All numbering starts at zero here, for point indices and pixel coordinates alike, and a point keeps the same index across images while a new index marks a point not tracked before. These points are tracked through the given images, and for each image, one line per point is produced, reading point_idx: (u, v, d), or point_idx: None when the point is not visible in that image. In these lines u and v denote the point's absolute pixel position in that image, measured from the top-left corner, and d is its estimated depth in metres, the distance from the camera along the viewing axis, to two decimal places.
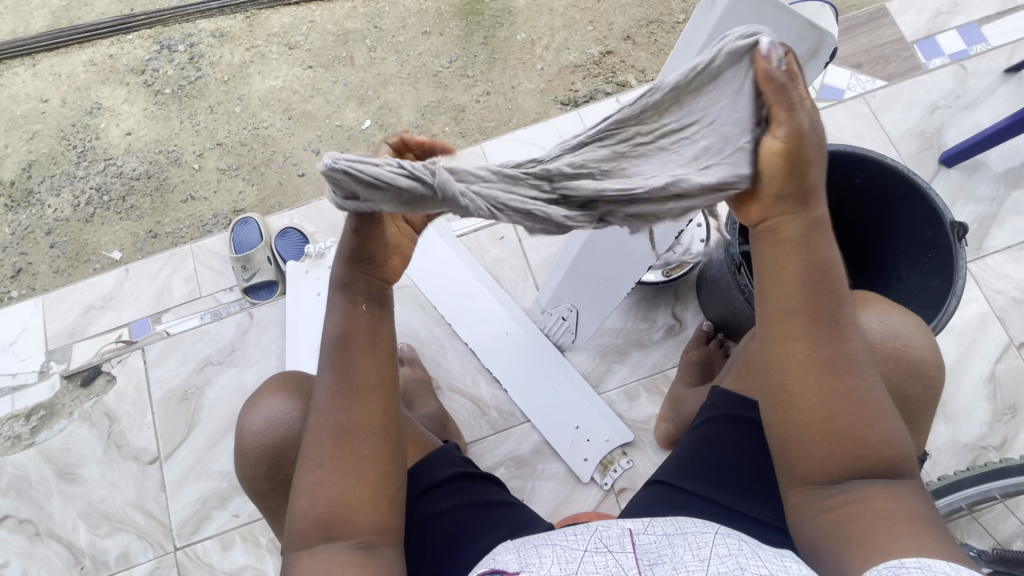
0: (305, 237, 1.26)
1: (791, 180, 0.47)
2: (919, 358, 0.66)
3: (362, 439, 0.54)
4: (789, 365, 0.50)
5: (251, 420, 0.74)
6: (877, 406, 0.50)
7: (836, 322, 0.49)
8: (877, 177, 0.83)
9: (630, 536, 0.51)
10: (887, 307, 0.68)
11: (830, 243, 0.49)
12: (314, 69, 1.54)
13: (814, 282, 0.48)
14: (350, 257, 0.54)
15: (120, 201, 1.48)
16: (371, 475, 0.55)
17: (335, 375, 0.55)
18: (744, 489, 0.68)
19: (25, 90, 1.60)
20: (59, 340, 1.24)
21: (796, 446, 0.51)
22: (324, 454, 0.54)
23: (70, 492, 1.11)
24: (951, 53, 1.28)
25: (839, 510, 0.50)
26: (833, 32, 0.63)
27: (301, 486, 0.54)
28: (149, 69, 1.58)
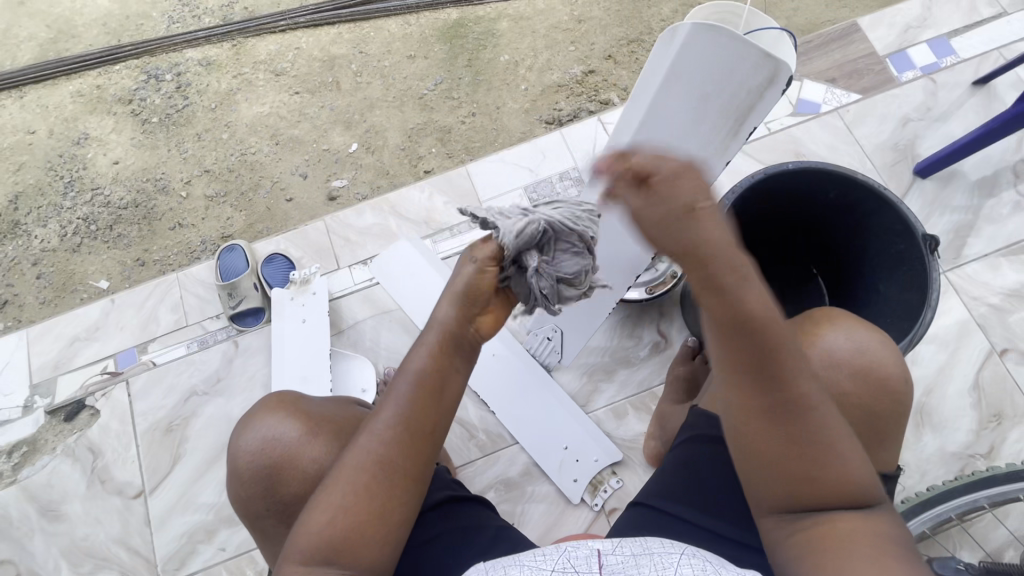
0: (291, 263, 1.27)
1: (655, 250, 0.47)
2: (884, 372, 0.67)
3: (400, 476, 0.55)
4: (735, 407, 0.51)
5: (245, 439, 0.71)
6: (828, 442, 0.49)
7: (770, 369, 0.48)
8: (850, 193, 0.84)
9: (598, 556, 0.49)
10: (853, 324, 0.70)
11: (745, 292, 0.45)
12: (301, 94, 1.56)
13: (732, 336, 0.46)
14: (460, 298, 0.55)
15: (107, 230, 1.48)
16: (393, 512, 0.55)
17: (398, 409, 0.55)
18: (729, 511, 0.67)
19: (13, 122, 1.61)
20: (44, 373, 1.22)
21: (758, 477, 0.53)
22: (361, 478, 0.54)
23: (54, 529, 1.10)
24: (922, 66, 1.31)
25: (806, 531, 0.51)
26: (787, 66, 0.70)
27: (325, 503, 0.54)
28: (136, 98, 1.60)
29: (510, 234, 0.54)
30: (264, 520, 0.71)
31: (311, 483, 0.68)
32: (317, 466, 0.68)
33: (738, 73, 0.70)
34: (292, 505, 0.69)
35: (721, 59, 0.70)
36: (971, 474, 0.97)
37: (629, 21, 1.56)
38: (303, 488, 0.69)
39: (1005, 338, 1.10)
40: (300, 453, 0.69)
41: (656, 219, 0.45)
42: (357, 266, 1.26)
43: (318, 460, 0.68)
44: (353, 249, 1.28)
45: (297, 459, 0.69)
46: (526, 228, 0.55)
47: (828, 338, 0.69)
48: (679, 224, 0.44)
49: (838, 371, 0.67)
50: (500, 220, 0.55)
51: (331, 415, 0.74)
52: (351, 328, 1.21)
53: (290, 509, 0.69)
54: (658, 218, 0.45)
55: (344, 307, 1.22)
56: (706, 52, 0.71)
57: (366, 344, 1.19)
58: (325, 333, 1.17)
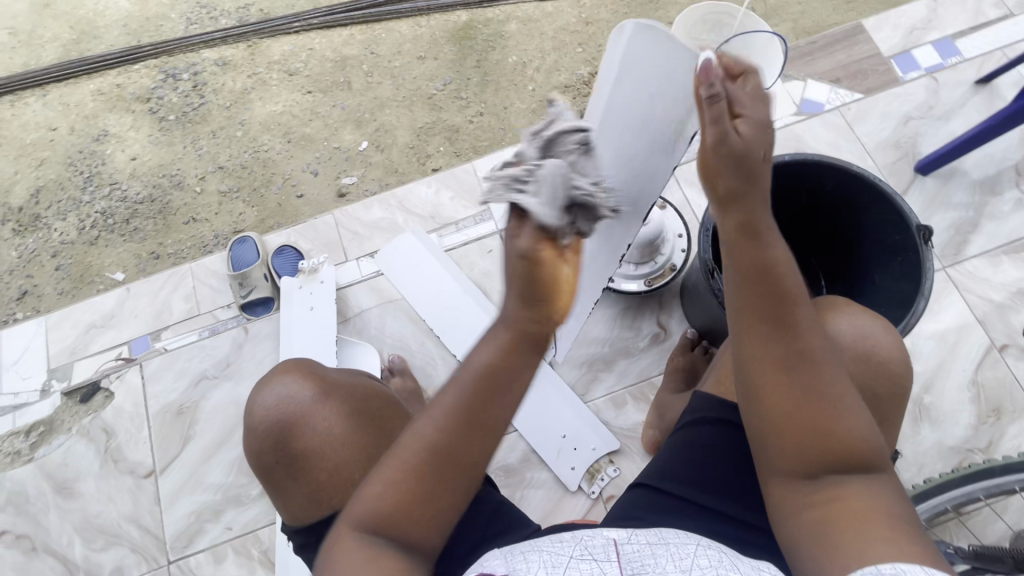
0: (301, 254, 1.30)
1: (715, 181, 0.54)
2: (885, 357, 0.66)
3: (453, 469, 0.51)
4: (754, 361, 0.54)
5: (261, 398, 0.73)
6: (841, 398, 0.52)
7: (792, 320, 0.53)
8: (846, 183, 0.86)
9: (615, 545, 0.52)
10: (858, 310, 0.69)
11: (771, 244, 0.54)
12: (313, 94, 1.60)
13: (757, 281, 0.53)
14: (524, 292, 0.48)
15: (124, 224, 1.53)
16: (442, 501, 0.52)
17: (460, 396, 0.51)
18: (729, 492, 0.69)
19: (36, 119, 1.66)
20: (61, 359, 1.27)
21: (771, 442, 0.54)
22: (413, 462, 0.51)
23: (67, 506, 1.13)
24: (926, 67, 1.32)
25: (820, 509, 0.52)
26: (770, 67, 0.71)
27: (381, 476, 0.52)
28: (154, 97, 1.65)
29: (550, 198, 0.48)
30: (269, 480, 0.71)
31: (323, 442, 0.71)
32: (330, 426, 0.71)
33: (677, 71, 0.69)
34: (299, 464, 0.70)
35: (658, 57, 0.70)
36: (968, 467, 0.98)
37: (635, 24, 1.58)
38: (315, 446, 0.70)
39: (1005, 335, 1.10)
40: (310, 415, 0.72)
41: (734, 152, 0.53)
42: (365, 258, 1.29)
43: (331, 421, 0.72)
44: (361, 241, 1.31)
45: (312, 419, 0.72)
46: (556, 182, 0.50)
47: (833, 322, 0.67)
48: (749, 159, 0.53)
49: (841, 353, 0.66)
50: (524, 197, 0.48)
51: (346, 383, 0.77)
52: (356, 317, 1.24)
53: (296, 469, 0.70)
54: (739, 146, 0.53)
55: (350, 297, 1.25)
56: (648, 46, 0.70)
57: (371, 333, 1.23)
58: (331, 321, 1.20)
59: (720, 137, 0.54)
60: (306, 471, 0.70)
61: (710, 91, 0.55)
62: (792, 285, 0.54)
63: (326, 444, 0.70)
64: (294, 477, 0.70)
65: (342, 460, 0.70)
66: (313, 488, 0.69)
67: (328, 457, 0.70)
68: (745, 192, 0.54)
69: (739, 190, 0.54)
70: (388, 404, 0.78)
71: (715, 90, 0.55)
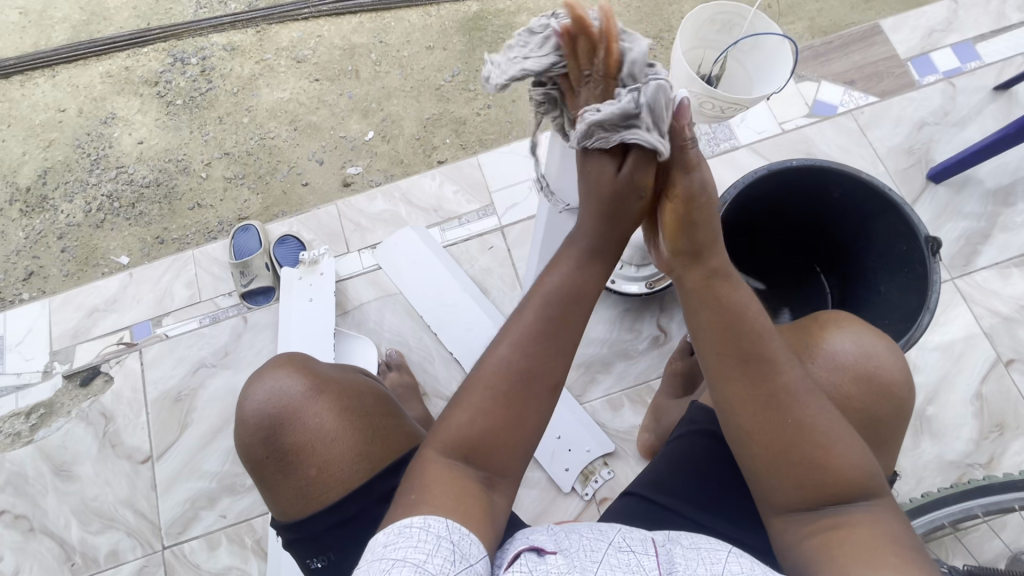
0: (302, 244, 1.30)
1: (683, 235, 0.56)
2: (889, 379, 0.64)
3: (540, 387, 0.54)
4: (736, 405, 0.54)
5: (252, 392, 0.73)
6: (829, 429, 0.52)
7: (766, 356, 0.53)
8: (854, 192, 0.84)
9: (654, 542, 0.56)
10: (864, 328, 0.67)
11: (734, 290, 0.55)
12: (320, 81, 1.59)
13: (730, 322, 0.54)
14: (606, 210, 0.56)
15: (130, 207, 1.53)
16: (529, 418, 0.54)
17: (540, 311, 0.55)
18: (723, 509, 0.68)
19: (45, 100, 1.66)
20: (62, 341, 1.27)
21: (768, 480, 0.54)
22: (501, 387, 0.54)
23: (66, 489, 1.14)
24: (944, 71, 1.29)
25: (819, 536, 0.52)
26: (783, 71, 0.69)
27: (465, 403, 0.55)
28: (162, 80, 1.64)
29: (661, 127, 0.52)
30: (259, 474, 0.71)
31: (314, 437, 0.70)
32: (320, 420, 0.71)
33: None
34: (289, 459, 0.69)
35: None
36: (968, 482, 0.97)
37: (648, 18, 1.55)
38: (306, 439, 0.70)
39: (1012, 349, 1.08)
40: (301, 408, 0.72)
41: (700, 208, 0.55)
42: (366, 250, 1.29)
43: (322, 417, 0.71)
44: (362, 233, 1.31)
45: (302, 414, 0.71)
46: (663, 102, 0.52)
47: (833, 342, 0.65)
48: (704, 214, 0.55)
49: (841, 375, 0.64)
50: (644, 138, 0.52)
51: (336, 378, 0.77)
52: (356, 310, 1.24)
53: (287, 463, 0.69)
54: (702, 214, 0.55)
55: (350, 289, 1.25)
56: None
57: (370, 326, 1.22)
58: (329, 313, 1.19)
59: (690, 191, 0.55)
60: (296, 465, 0.69)
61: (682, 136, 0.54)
62: (762, 321, 0.54)
63: (317, 440, 0.70)
64: (284, 472, 0.69)
65: (332, 455, 0.69)
66: (302, 482, 0.69)
67: (320, 451, 0.69)
68: (707, 245, 0.56)
69: (701, 243, 0.56)
70: (382, 399, 0.78)
71: (684, 132, 0.54)
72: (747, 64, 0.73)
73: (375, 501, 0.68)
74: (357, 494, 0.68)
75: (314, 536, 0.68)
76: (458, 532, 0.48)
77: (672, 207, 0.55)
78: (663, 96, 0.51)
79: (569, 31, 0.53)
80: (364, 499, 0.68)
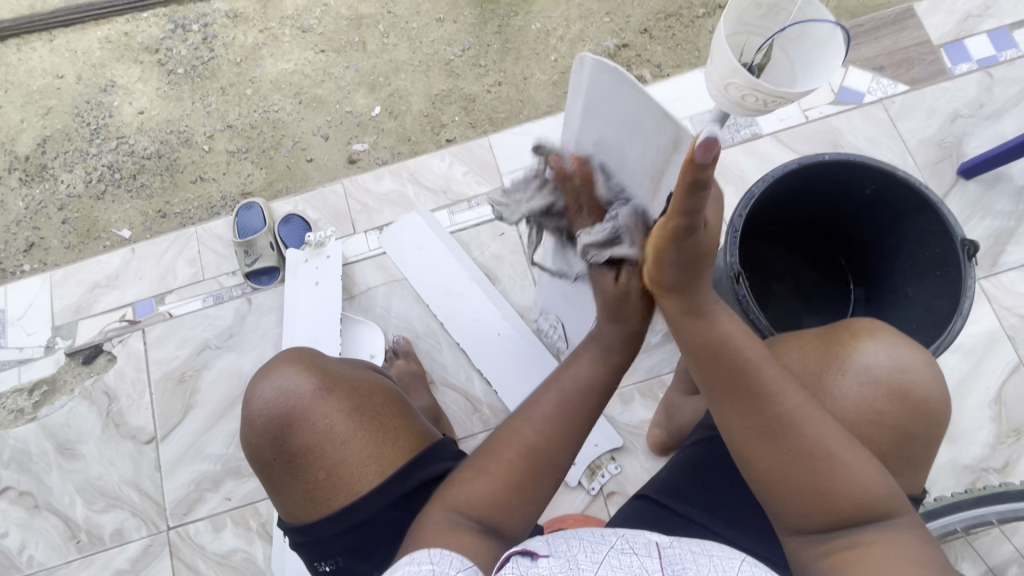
0: (308, 224, 1.26)
1: (667, 272, 0.54)
2: (925, 396, 0.62)
3: (541, 462, 0.58)
4: (733, 430, 0.54)
5: (259, 390, 0.71)
6: (832, 453, 0.51)
7: (759, 387, 0.53)
8: (887, 188, 0.80)
9: (657, 545, 0.52)
10: (895, 338, 0.64)
11: (724, 326, 0.55)
12: (326, 53, 1.53)
13: (711, 358, 0.54)
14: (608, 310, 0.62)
15: (131, 179, 1.49)
16: (532, 487, 0.58)
17: (554, 396, 0.61)
18: (741, 520, 0.66)
19: (42, 65, 1.60)
20: (65, 316, 1.25)
21: (776, 503, 0.53)
22: (507, 449, 0.59)
23: (70, 467, 1.14)
24: (978, 59, 1.23)
25: (834, 556, 0.50)
26: (833, 62, 0.65)
27: (475, 463, 0.59)
28: (163, 48, 1.58)
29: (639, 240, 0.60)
30: (267, 475, 0.69)
31: (323, 439, 0.69)
32: (330, 423, 0.69)
33: (646, 120, 0.57)
34: (297, 461, 0.68)
35: (622, 98, 0.59)
36: (983, 488, 0.95)
37: None
38: (315, 443, 0.68)
39: None
40: (310, 410, 0.69)
41: (694, 245, 0.51)
42: (372, 232, 1.25)
43: (332, 420, 0.69)
44: (369, 214, 1.27)
45: (311, 415, 0.69)
46: (636, 220, 0.61)
47: (863, 355, 0.63)
48: (699, 249, 0.52)
49: (873, 392, 0.62)
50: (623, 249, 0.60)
51: (347, 377, 0.74)
52: (363, 294, 1.21)
53: (295, 466, 0.68)
54: (702, 247, 0.51)
55: (356, 273, 1.22)
56: (612, 89, 0.59)
57: (377, 311, 1.20)
58: (336, 298, 1.17)
59: (686, 228, 0.49)
60: (305, 467, 0.68)
61: (696, 173, 0.44)
62: (751, 355, 0.54)
63: (327, 442, 0.68)
64: (292, 474, 0.68)
65: (341, 459, 0.68)
66: (309, 485, 0.68)
67: (329, 456, 0.68)
68: (689, 283, 0.55)
69: (684, 279, 0.54)
70: (394, 399, 0.75)
71: (706, 173, 0.43)
72: (793, 54, 0.68)
73: (382, 507, 0.66)
74: (364, 499, 0.66)
75: (322, 540, 0.67)
76: (438, 556, 0.50)
77: (662, 239, 0.51)
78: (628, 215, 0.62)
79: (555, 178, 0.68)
80: (374, 504, 0.66)
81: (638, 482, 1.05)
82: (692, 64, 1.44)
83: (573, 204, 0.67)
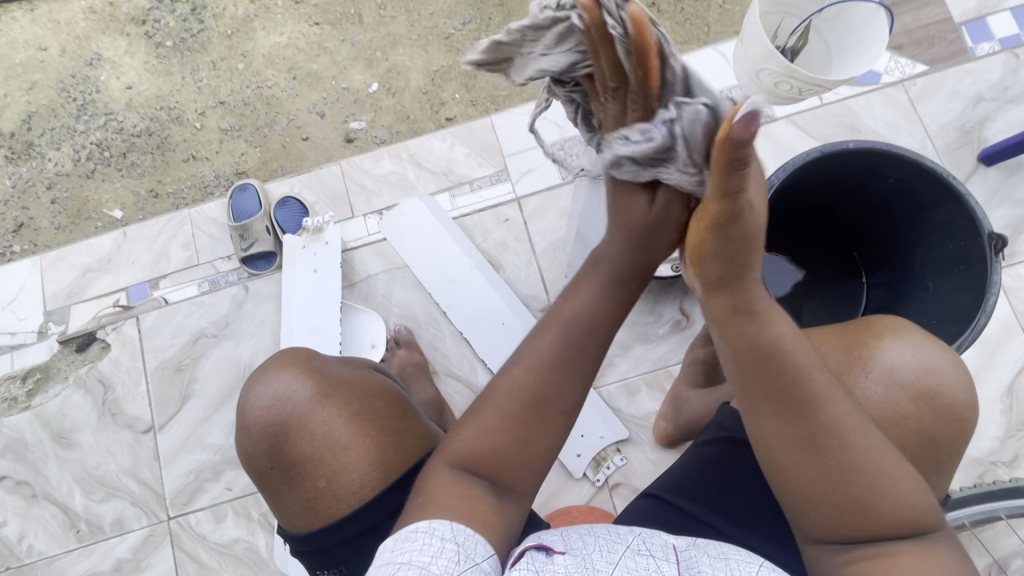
0: (305, 208, 1.22)
1: (711, 263, 0.50)
2: (953, 399, 0.60)
3: (551, 409, 0.54)
4: (769, 441, 0.51)
5: (254, 397, 0.69)
6: (875, 466, 0.49)
7: (808, 393, 0.49)
8: (910, 179, 0.77)
9: (674, 548, 0.52)
10: (923, 337, 0.62)
11: (773, 316, 0.51)
12: (320, 26, 1.45)
13: (763, 357, 0.49)
14: (637, 238, 0.55)
15: (121, 158, 1.44)
16: (539, 437, 0.54)
17: (557, 334, 0.54)
18: (754, 525, 0.64)
19: (23, 37, 1.52)
20: (57, 301, 1.21)
21: (807, 511, 0.51)
22: (510, 404, 0.54)
23: (66, 456, 1.12)
24: (1001, 38, 1.18)
25: (863, 565, 0.49)
26: (874, 41, 0.72)
27: (476, 420, 0.55)
28: (150, 18, 1.50)
29: (696, 160, 0.50)
30: (264, 483, 0.68)
31: (321, 446, 0.66)
32: (328, 428, 0.67)
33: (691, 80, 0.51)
34: (295, 470, 0.66)
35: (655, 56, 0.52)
36: (993, 482, 0.94)
37: None
38: (313, 451, 0.66)
39: None
40: (306, 414, 0.67)
41: (739, 233, 0.48)
42: (372, 215, 1.21)
43: (328, 423, 0.67)
44: (368, 197, 1.23)
45: (308, 420, 0.67)
46: (696, 126, 0.50)
47: (890, 355, 0.61)
48: (745, 234, 0.48)
49: (899, 394, 0.60)
50: (670, 170, 0.51)
51: (345, 379, 0.72)
52: (363, 282, 1.18)
53: (293, 475, 0.66)
54: (745, 235, 0.48)
55: (355, 260, 1.19)
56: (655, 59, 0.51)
57: (378, 299, 1.17)
58: (337, 285, 1.14)
59: (728, 214, 0.47)
60: (304, 476, 0.66)
61: (733, 153, 0.43)
62: (802, 353, 0.50)
63: (326, 449, 0.66)
64: (291, 484, 0.66)
65: (340, 467, 0.65)
66: (307, 495, 0.66)
67: (327, 461, 0.66)
68: (736, 272, 0.50)
69: (731, 270, 0.50)
70: (395, 399, 0.73)
71: (744, 151, 0.43)
72: (831, 38, 0.76)
73: (385, 515, 0.64)
74: (367, 509, 0.64)
75: (325, 548, 0.65)
76: (462, 532, 0.49)
77: (704, 230, 0.48)
78: (694, 122, 0.50)
79: (593, 34, 0.49)
80: (378, 512, 0.64)
81: (643, 473, 1.03)
82: (702, 40, 1.37)
83: (618, 79, 0.51)
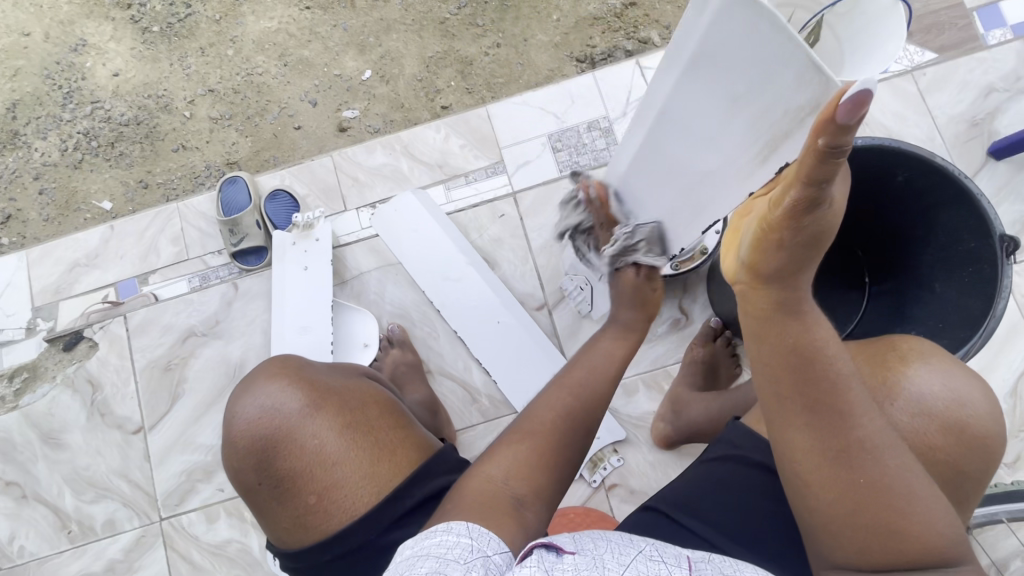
0: (296, 202, 1.19)
1: (770, 254, 0.51)
2: (983, 432, 0.57)
3: (576, 424, 0.61)
4: (798, 452, 0.51)
5: (242, 410, 0.68)
6: (905, 488, 0.48)
7: (842, 407, 0.49)
8: (921, 176, 0.74)
9: (689, 558, 0.47)
10: (953, 365, 0.60)
11: (813, 326, 0.52)
12: (311, 10, 1.40)
13: (801, 362, 0.51)
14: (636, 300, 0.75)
15: (109, 148, 1.40)
16: (562, 451, 0.59)
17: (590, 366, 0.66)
18: (757, 546, 0.62)
19: (5, 21, 1.46)
20: (45, 297, 1.19)
21: (830, 533, 0.50)
22: (547, 416, 0.61)
23: (57, 457, 1.11)
24: (1014, 25, 1.13)
25: None
26: None
27: (514, 434, 0.59)
28: (135, 2, 1.45)
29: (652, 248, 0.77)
30: (254, 500, 0.66)
31: (311, 462, 0.65)
32: (318, 442, 0.65)
33: (775, 74, 0.53)
34: (285, 487, 0.64)
35: (748, 48, 0.54)
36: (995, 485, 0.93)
37: None
38: (304, 467, 0.64)
39: None
40: (297, 427, 0.66)
41: (813, 224, 0.48)
42: (364, 209, 1.18)
43: (320, 436, 0.66)
44: (361, 190, 1.19)
45: (299, 435, 0.66)
46: (646, 230, 0.77)
47: (919, 381, 0.59)
48: (820, 227, 0.48)
49: (926, 422, 0.57)
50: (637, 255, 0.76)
51: (338, 389, 0.71)
52: (354, 279, 1.16)
53: (283, 492, 0.64)
54: (818, 228, 0.48)
55: (346, 257, 1.16)
56: (743, 34, 0.53)
57: (371, 298, 1.15)
58: (328, 283, 1.10)
59: (809, 202, 0.46)
60: (294, 494, 0.64)
61: (831, 139, 0.42)
62: (839, 367, 0.50)
63: (316, 464, 0.64)
64: (280, 501, 0.65)
65: (332, 481, 0.64)
66: (298, 511, 0.64)
67: (318, 476, 0.64)
68: (791, 270, 0.51)
69: (787, 267, 0.51)
70: (387, 405, 0.72)
71: (846, 136, 0.41)
72: None
73: (382, 531, 0.62)
74: (360, 525, 0.62)
75: (318, 565, 0.63)
76: (478, 529, 0.47)
77: (772, 219, 0.49)
78: (643, 229, 0.78)
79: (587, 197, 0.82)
80: (372, 528, 0.62)
81: (640, 475, 1.02)
82: None
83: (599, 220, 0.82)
